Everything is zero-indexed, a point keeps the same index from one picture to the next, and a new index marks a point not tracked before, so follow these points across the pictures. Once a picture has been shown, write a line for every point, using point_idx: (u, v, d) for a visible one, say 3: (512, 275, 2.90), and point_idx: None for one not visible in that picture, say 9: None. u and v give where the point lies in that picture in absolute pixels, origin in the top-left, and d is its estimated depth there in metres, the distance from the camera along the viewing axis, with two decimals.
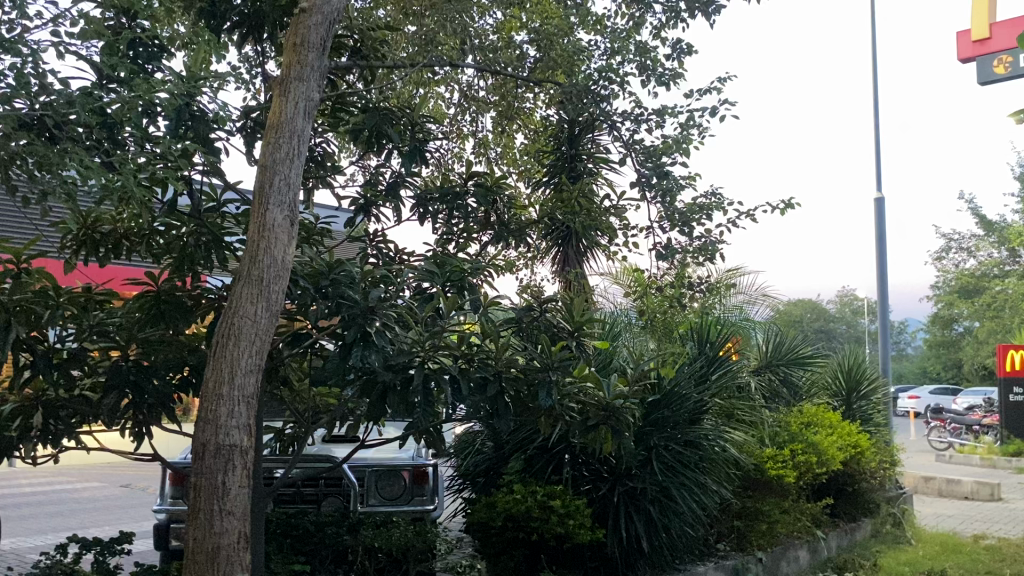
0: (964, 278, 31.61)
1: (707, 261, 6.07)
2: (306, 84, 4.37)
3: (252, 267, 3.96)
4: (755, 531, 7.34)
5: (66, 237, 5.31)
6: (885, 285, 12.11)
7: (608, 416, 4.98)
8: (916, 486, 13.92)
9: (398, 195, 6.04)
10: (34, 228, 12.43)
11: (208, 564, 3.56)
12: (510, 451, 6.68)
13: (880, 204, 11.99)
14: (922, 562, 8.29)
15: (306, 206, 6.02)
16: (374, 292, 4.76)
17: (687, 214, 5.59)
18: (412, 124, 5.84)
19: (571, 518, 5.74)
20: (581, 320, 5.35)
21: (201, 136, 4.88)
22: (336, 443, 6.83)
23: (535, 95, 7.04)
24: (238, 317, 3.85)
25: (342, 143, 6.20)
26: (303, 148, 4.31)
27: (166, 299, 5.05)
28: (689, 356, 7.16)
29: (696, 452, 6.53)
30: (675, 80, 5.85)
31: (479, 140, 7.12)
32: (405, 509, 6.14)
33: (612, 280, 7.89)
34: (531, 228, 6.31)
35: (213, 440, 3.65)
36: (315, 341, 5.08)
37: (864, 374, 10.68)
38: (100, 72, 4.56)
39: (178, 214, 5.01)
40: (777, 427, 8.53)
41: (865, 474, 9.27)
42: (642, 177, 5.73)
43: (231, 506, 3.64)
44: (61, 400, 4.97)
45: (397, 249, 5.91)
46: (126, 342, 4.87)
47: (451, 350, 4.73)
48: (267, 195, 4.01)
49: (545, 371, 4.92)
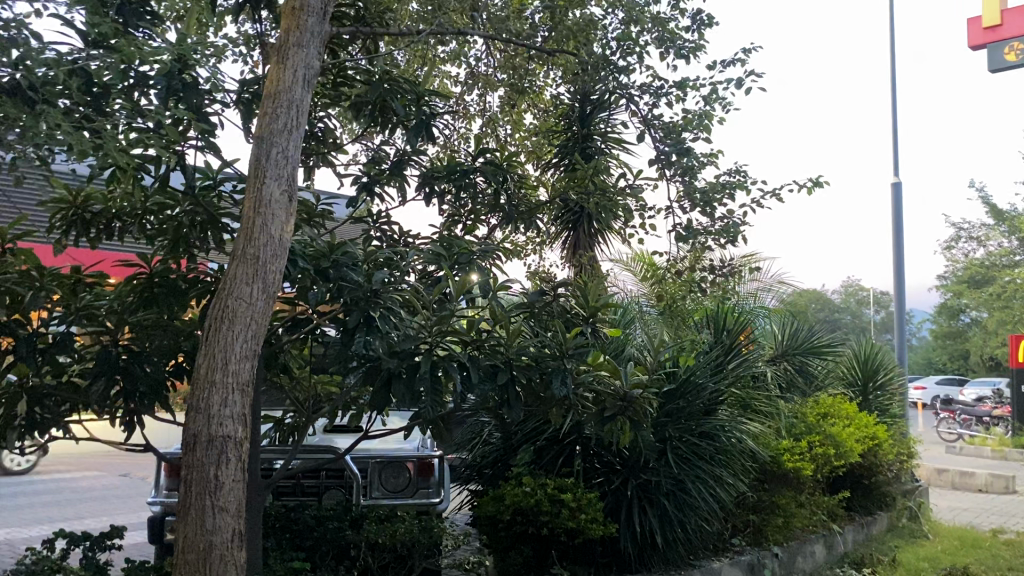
0: (973, 267, 31.18)
1: (729, 244, 5.76)
2: (305, 50, 4.11)
3: (247, 245, 3.69)
4: (771, 526, 7.09)
5: (55, 217, 5.07)
6: (902, 274, 11.81)
7: (625, 407, 4.69)
8: (929, 479, 13.64)
9: (403, 174, 5.75)
10: (14, 207, 12.12)
11: (199, 565, 3.30)
12: (519, 442, 6.40)
13: (897, 188, 11.65)
14: (943, 557, 8.01)
15: (307, 185, 5.76)
16: (379, 274, 4.52)
17: (708, 193, 5.31)
18: (417, 98, 5.52)
19: (583, 512, 5.49)
20: (597, 304, 5.08)
21: (193, 107, 4.57)
22: (337, 433, 6.58)
23: (547, 73, 6.74)
24: (232, 298, 3.58)
25: (344, 119, 5.92)
26: (303, 119, 4.04)
27: (160, 282, 4.79)
28: (705, 344, 6.91)
29: (712, 445, 6.27)
30: (696, 52, 5.55)
31: (487, 119, 6.81)
32: (409, 502, 5.89)
33: (623, 266, 7.61)
34: (541, 211, 6.07)
35: (205, 431, 3.38)
36: (316, 326, 4.83)
37: (880, 364, 10.41)
38: (86, 37, 4.27)
39: (172, 192, 4.73)
40: (792, 418, 8.27)
41: (882, 467, 9.01)
42: (661, 154, 5.44)
43: (225, 502, 3.38)
44: (48, 387, 4.73)
45: (402, 230, 5.63)
46: (116, 326, 4.59)
47: (460, 336, 4.45)
48: (264, 168, 3.75)
49: (559, 359, 4.62)
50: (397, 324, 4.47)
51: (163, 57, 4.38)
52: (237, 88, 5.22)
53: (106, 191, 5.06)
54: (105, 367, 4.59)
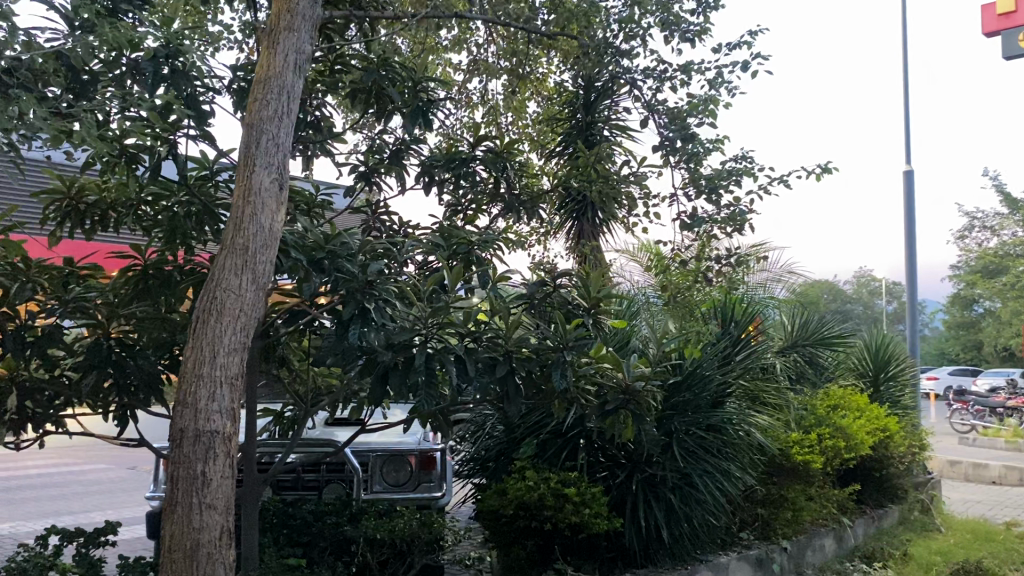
0: (987, 257, 30.83)
1: (735, 232, 5.60)
2: (297, 35, 4.01)
3: (235, 235, 3.59)
4: (779, 519, 6.96)
5: (49, 208, 4.99)
6: (914, 264, 11.62)
7: (627, 400, 4.57)
8: (941, 471, 13.50)
9: (402, 164, 5.64)
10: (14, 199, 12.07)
11: (186, 564, 3.20)
12: (522, 436, 6.28)
13: (909, 176, 11.43)
14: (956, 551, 7.86)
15: (306, 176, 5.64)
16: (374, 264, 4.42)
17: (714, 179, 5.18)
18: (414, 83, 5.40)
19: (587, 507, 5.37)
20: (599, 295, 4.94)
21: (183, 93, 4.46)
22: (338, 427, 6.51)
23: (549, 61, 6.64)
24: (221, 289, 3.48)
25: (342, 108, 5.82)
26: (294, 106, 3.92)
27: (154, 274, 4.68)
28: (712, 336, 6.78)
29: (719, 438, 6.14)
30: (702, 36, 5.42)
31: (489, 107, 6.69)
32: (410, 496, 5.82)
33: (629, 257, 7.50)
34: (542, 201, 5.97)
35: (192, 426, 3.28)
36: (313, 319, 4.72)
37: (892, 355, 10.25)
38: (72, 23, 4.16)
39: (164, 183, 4.62)
40: (801, 410, 8.13)
41: (893, 459, 8.85)
42: (665, 140, 5.31)
43: (213, 499, 3.28)
44: (40, 382, 4.69)
45: (401, 220, 5.52)
46: (108, 318, 4.53)
47: (457, 328, 4.35)
48: (254, 155, 3.63)
49: (559, 351, 4.51)
50: (392, 316, 4.37)
51: (152, 43, 4.28)
52: (229, 75, 5.09)
53: (100, 182, 4.97)
54: (97, 360, 4.48)
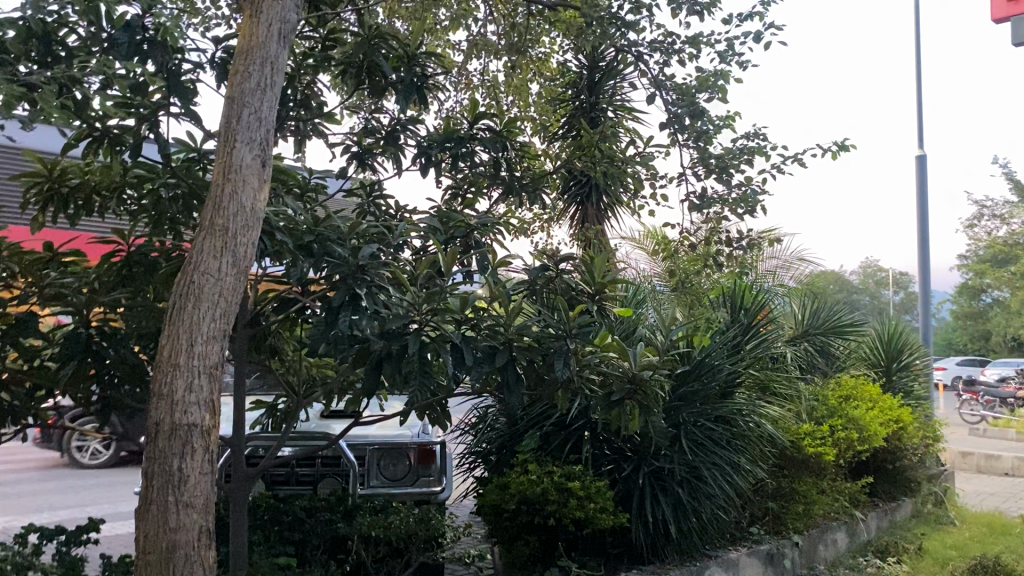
0: (997, 246, 30.45)
1: (747, 214, 5.36)
2: (282, 5, 3.77)
3: (215, 216, 3.36)
4: (791, 513, 6.72)
5: (29, 191, 4.74)
6: (926, 251, 11.34)
7: (634, 390, 4.33)
8: (953, 462, 13.25)
9: (399, 145, 5.38)
10: None
11: (162, 566, 2.97)
12: (524, 427, 6.07)
13: (921, 161, 11.13)
14: (972, 546, 7.62)
15: (299, 158, 5.42)
16: (367, 248, 4.19)
17: (724, 158, 4.95)
18: (410, 58, 5.17)
19: (591, 501, 5.13)
20: (603, 281, 4.71)
21: (165, 66, 4.23)
22: (334, 419, 6.32)
23: (552, 40, 6.42)
24: (198, 273, 3.25)
25: (336, 87, 5.59)
26: (279, 79, 3.68)
27: (138, 260, 4.36)
28: (721, 324, 6.55)
29: (729, 429, 5.92)
30: (712, 7, 5.20)
31: (489, 88, 6.46)
32: (407, 491, 5.60)
33: (635, 243, 7.29)
34: (546, 183, 5.73)
35: (167, 419, 3.05)
36: (304, 307, 4.51)
37: (904, 345, 9.99)
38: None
39: (146, 164, 4.38)
40: (813, 400, 7.90)
41: (905, 452, 8.62)
42: (673, 117, 5.08)
43: (191, 497, 3.06)
44: (18, 373, 4.49)
45: (398, 203, 5.29)
46: (85, 307, 4.32)
47: (454, 316, 4.08)
48: (235, 130, 3.40)
49: (562, 339, 4.29)
50: (386, 303, 4.13)
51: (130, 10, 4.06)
52: (213, 47, 4.84)
53: (83, 163, 4.73)
54: (75, 351, 4.28)
